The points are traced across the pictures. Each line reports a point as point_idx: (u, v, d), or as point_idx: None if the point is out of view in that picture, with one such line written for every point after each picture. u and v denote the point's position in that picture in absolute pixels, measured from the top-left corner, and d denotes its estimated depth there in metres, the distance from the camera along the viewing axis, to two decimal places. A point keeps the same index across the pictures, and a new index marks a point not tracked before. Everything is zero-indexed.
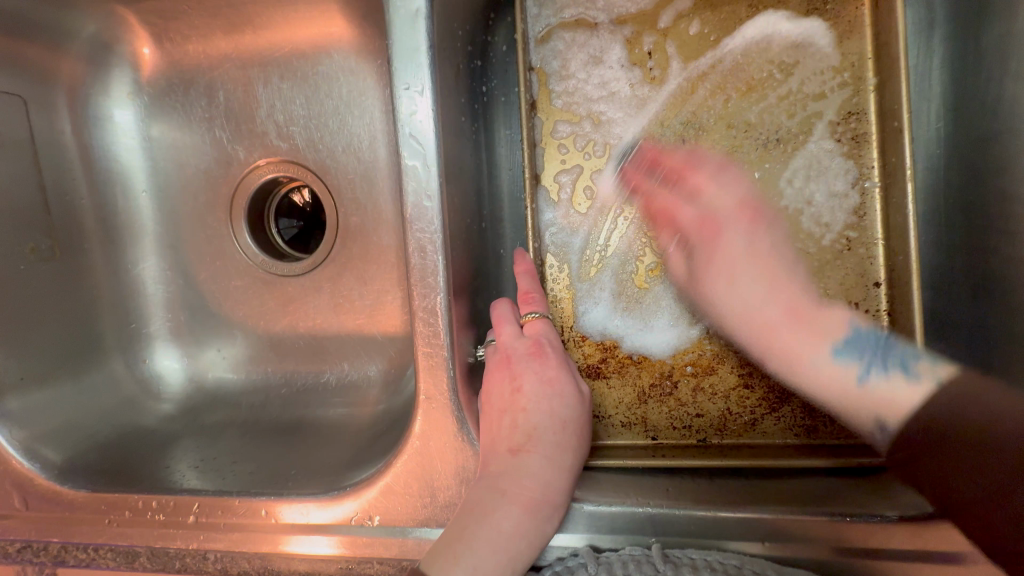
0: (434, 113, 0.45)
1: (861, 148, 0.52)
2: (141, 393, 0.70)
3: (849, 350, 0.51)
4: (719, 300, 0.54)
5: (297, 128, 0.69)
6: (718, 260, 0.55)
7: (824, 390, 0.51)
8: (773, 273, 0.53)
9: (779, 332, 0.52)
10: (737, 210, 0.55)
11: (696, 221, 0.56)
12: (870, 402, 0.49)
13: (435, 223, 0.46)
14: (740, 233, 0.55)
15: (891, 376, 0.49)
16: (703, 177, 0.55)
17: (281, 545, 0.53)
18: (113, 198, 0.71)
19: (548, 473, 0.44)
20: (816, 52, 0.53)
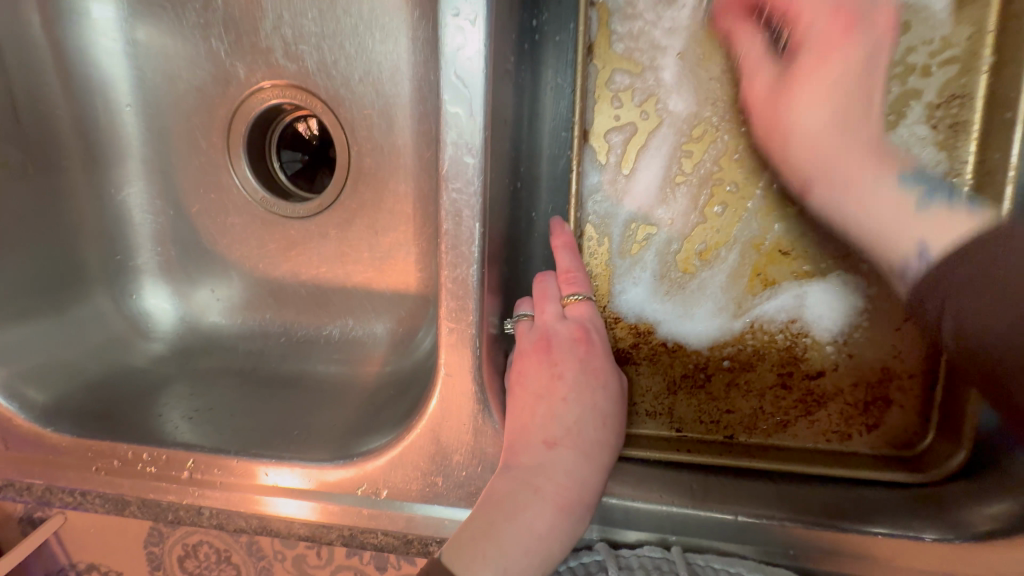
0: (485, 47, 0.38)
1: (958, 139, 0.46)
2: (129, 330, 0.65)
3: (917, 178, 0.43)
4: (799, 112, 0.45)
5: (308, 48, 0.59)
6: (821, 65, 0.44)
7: (867, 218, 0.44)
8: (850, 86, 0.44)
9: (840, 159, 0.44)
10: (831, 17, 0.44)
11: (824, 20, 0.44)
12: (918, 225, 0.42)
13: (475, 184, 0.40)
14: (860, 34, 0.43)
15: (952, 202, 0.42)
16: None
17: (257, 504, 0.50)
18: (94, 110, 0.62)
19: (582, 469, 0.41)
20: (930, 17, 0.45)
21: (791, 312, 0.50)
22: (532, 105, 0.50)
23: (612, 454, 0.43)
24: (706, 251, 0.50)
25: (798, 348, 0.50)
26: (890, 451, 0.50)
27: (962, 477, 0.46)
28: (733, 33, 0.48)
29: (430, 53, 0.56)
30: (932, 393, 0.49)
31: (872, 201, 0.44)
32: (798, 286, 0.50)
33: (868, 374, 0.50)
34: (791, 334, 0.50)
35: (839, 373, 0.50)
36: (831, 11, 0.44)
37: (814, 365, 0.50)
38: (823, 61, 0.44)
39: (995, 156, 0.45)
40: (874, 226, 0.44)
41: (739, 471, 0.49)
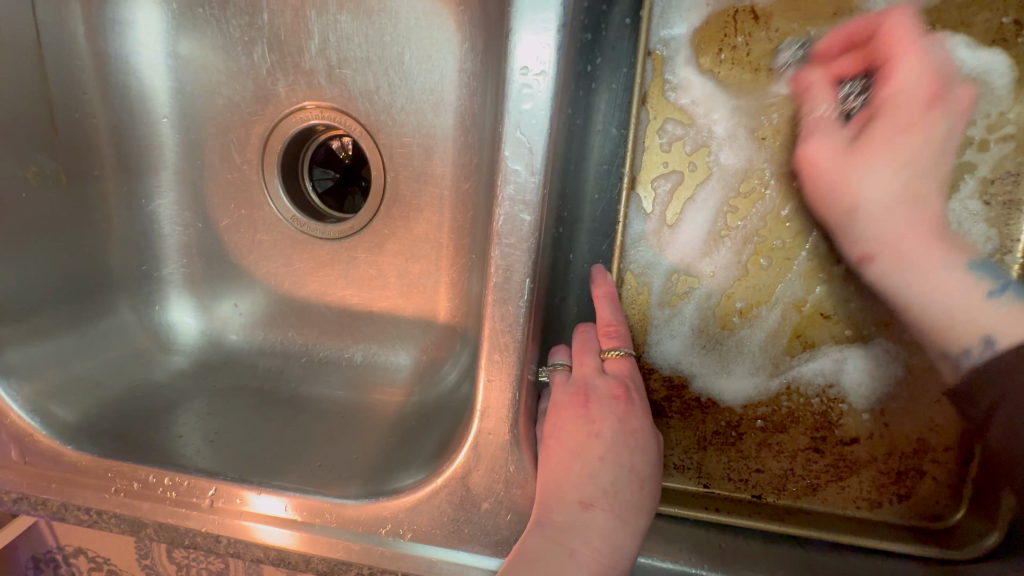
0: (550, 103, 0.38)
1: (1010, 216, 0.46)
2: (150, 343, 0.65)
3: (987, 269, 0.46)
4: (870, 192, 0.49)
5: (352, 72, 0.59)
6: (895, 140, 0.48)
7: (936, 296, 0.48)
8: (922, 159, 0.47)
9: (907, 244, 0.48)
10: (930, 87, 0.46)
11: (914, 89, 0.46)
12: (996, 322, 0.46)
13: (528, 240, 0.40)
14: (939, 114, 0.46)
15: (1005, 293, 0.46)
16: (900, 71, 0.46)
17: (249, 531, 0.50)
18: (130, 120, 0.61)
19: (616, 533, 0.41)
20: (988, 93, 0.45)
21: (828, 377, 0.49)
22: (582, 145, 0.49)
23: (647, 516, 0.43)
24: (747, 309, 0.50)
25: (833, 414, 0.50)
26: (920, 522, 0.49)
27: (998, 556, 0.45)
28: (809, 94, 0.48)
29: (477, 87, 0.56)
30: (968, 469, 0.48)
31: (940, 285, 0.47)
32: (838, 350, 0.49)
33: (902, 444, 0.49)
34: (827, 400, 0.50)
35: (874, 441, 0.49)
36: (922, 86, 0.46)
37: (849, 432, 0.50)
38: (896, 137, 0.48)
39: None
40: (946, 310, 0.47)
41: (767, 534, 0.49)
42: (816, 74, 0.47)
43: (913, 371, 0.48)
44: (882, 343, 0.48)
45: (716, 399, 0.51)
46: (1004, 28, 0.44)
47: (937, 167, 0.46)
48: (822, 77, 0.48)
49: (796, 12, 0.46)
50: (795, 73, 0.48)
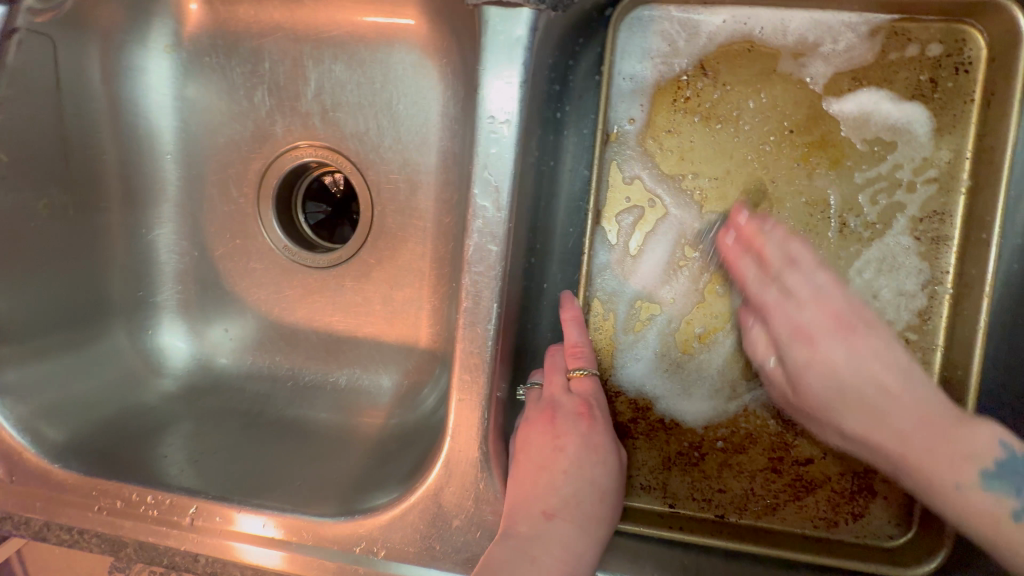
0: (515, 148, 0.43)
1: (939, 250, 0.50)
2: (141, 366, 0.67)
3: (1001, 475, 0.44)
4: (819, 385, 0.49)
5: (344, 114, 0.64)
6: (813, 349, 0.49)
7: (922, 479, 0.45)
8: (862, 349, 0.48)
9: (882, 441, 0.47)
10: (830, 290, 0.49)
11: (816, 292, 0.49)
12: (983, 504, 0.44)
13: (496, 268, 0.44)
14: (854, 320, 0.49)
15: (1020, 493, 0.44)
16: (777, 239, 0.50)
17: (234, 553, 0.51)
18: (137, 156, 0.66)
19: (578, 543, 0.44)
20: (913, 140, 0.50)
21: None
22: (552, 185, 0.53)
23: (606, 526, 0.46)
24: (705, 334, 0.53)
25: (789, 435, 0.52)
26: (875, 540, 0.51)
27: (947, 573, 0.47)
28: (733, 266, 0.51)
29: (458, 130, 0.61)
30: None
31: (915, 453, 0.45)
32: None
33: (855, 464, 0.52)
34: (782, 421, 0.52)
35: (827, 461, 0.52)
36: (817, 290, 0.49)
37: (804, 452, 0.52)
38: (814, 318, 0.49)
39: (973, 270, 0.49)
40: (914, 467, 0.45)
41: (728, 552, 0.51)
42: (727, 236, 0.51)
43: None
44: None
45: (679, 420, 0.54)
46: (921, 84, 0.50)
47: (872, 205, 0.51)
48: (758, 252, 0.50)
49: (741, 69, 0.52)
50: (708, 230, 0.53)
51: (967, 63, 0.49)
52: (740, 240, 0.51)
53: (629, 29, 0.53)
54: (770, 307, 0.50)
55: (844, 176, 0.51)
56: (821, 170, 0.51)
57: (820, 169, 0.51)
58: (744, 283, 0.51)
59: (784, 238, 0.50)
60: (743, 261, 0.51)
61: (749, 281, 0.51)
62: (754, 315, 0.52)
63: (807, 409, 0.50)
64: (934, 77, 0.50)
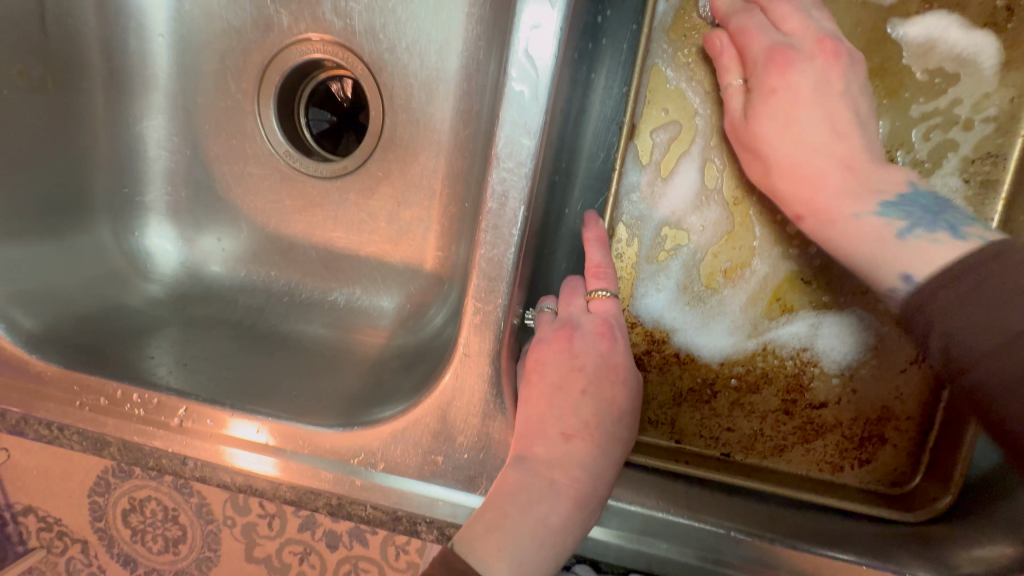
0: (559, 31, 0.39)
1: (986, 196, 0.48)
2: (126, 267, 0.63)
3: (899, 207, 0.43)
4: (772, 142, 0.46)
5: (358, 7, 0.58)
6: (782, 77, 0.46)
7: (859, 248, 0.44)
8: (840, 92, 0.45)
9: (824, 199, 0.45)
10: (812, 45, 0.45)
11: (810, 43, 0.46)
12: (903, 256, 0.41)
13: (526, 167, 0.41)
14: (843, 67, 0.45)
15: (937, 232, 0.41)
16: (789, 8, 0.46)
17: (225, 456, 0.50)
18: (124, 35, 0.60)
19: (595, 462, 0.44)
20: (977, 74, 0.46)
21: (802, 341, 0.51)
22: (583, 99, 0.50)
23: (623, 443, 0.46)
24: (731, 269, 0.51)
25: (805, 377, 0.51)
26: (878, 486, 0.51)
27: (946, 518, 0.48)
28: (743, 32, 0.46)
29: (484, 32, 0.56)
30: (926, 437, 0.50)
31: (853, 232, 0.44)
32: (814, 316, 0.50)
33: (868, 410, 0.50)
34: (800, 362, 0.51)
35: (842, 406, 0.51)
36: (809, 39, 0.46)
37: (818, 396, 0.51)
38: (803, 71, 0.45)
39: (1022, 217, 0.47)
40: (865, 259, 0.43)
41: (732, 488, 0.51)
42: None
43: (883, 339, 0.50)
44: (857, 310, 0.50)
45: (696, 356, 0.52)
46: (996, 12, 0.46)
47: (924, 142, 0.47)
48: None
49: None
50: (711, 3, 0.49)
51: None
52: (745, 2, 0.48)
53: None
54: (767, 63, 0.46)
55: (899, 107, 0.47)
56: (876, 99, 0.47)
57: (875, 96, 0.47)
58: (745, 59, 0.47)
59: (800, 4, 0.47)
60: (740, 12, 0.47)
61: (750, 56, 0.46)
62: (741, 76, 0.47)
63: (768, 179, 0.47)
64: (1011, 5, 0.45)
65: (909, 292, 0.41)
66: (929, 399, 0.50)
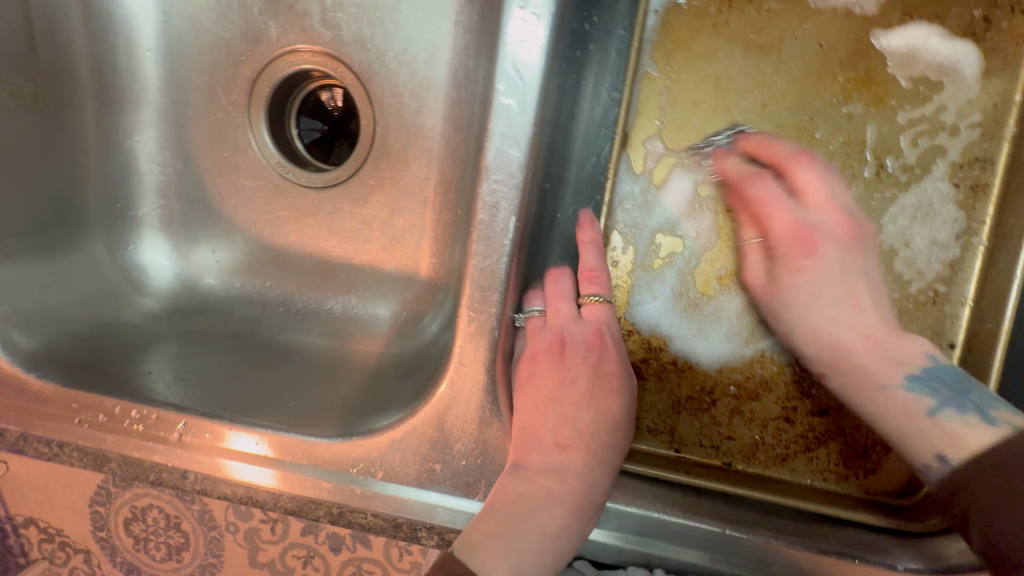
0: (546, 43, 0.39)
1: (976, 200, 0.48)
2: (121, 282, 0.63)
3: (924, 384, 0.45)
4: (798, 315, 0.49)
5: (346, 17, 0.59)
6: (807, 258, 0.49)
7: (882, 417, 0.46)
8: (854, 229, 0.48)
9: (859, 354, 0.47)
10: (838, 227, 0.48)
11: (828, 210, 0.48)
12: (937, 437, 0.44)
13: (516, 178, 0.41)
14: (853, 231, 0.48)
15: (965, 416, 0.44)
16: (809, 177, 0.48)
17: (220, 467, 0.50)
18: (112, 49, 0.60)
19: (589, 471, 0.45)
20: (959, 81, 0.47)
21: None
22: (572, 107, 0.50)
23: (616, 452, 0.46)
24: (725, 276, 0.52)
25: (805, 384, 0.51)
26: (886, 496, 0.51)
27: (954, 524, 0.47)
28: (753, 182, 0.50)
29: (472, 40, 0.56)
30: None
31: (891, 409, 0.46)
32: None
33: None
34: (800, 369, 0.51)
35: (842, 413, 0.51)
36: (820, 190, 0.48)
37: (818, 403, 0.51)
38: (818, 212, 0.48)
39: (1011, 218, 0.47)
40: (895, 429, 0.46)
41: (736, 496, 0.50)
42: (728, 161, 0.50)
43: None
44: None
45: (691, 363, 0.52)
46: (974, 22, 0.47)
47: (912, 148, 0.48)
48: (787, 155, 0.48)
49: None
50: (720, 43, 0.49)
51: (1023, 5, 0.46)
52: (760, 165, 0.50)
53: None
54: (791, 243, 0.50)
55: (886, 114, 0.48)
56: (863, 107, 0.48)
57: (861, 105, 0.48)
58: (767, 230, 0.50)
59: (841, 89, 0.48)
60: (752, 180, 0.50)
61: (773, 233, 0.50)
62: (756, 235, 0.50)
63: (793, 343, 0.50)
64: (988, 15, 0.47)
65: (943, 472, 0.43)
66: None
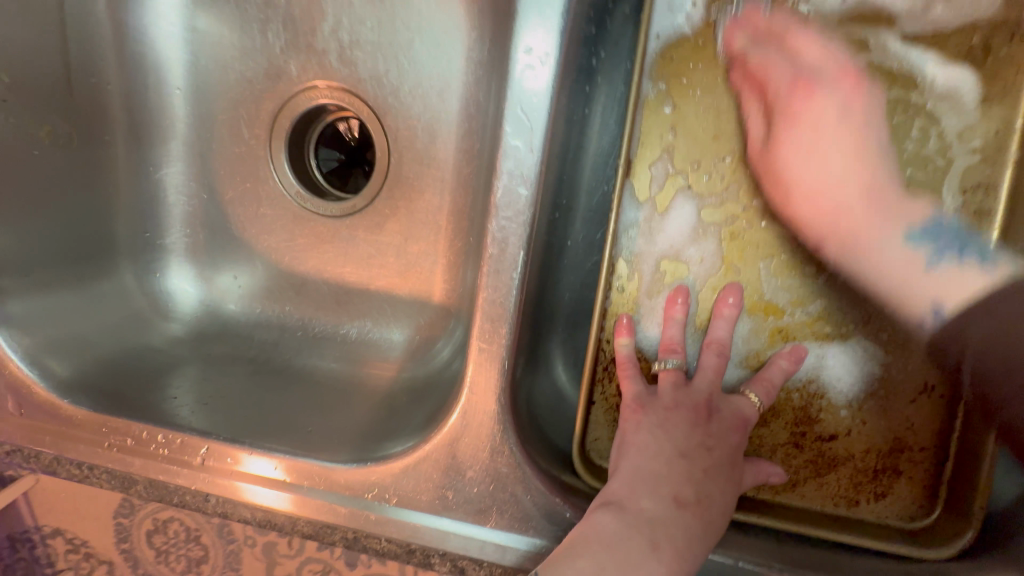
0: (550, 85, 0.42)
1: (981, 226, 0.48)
2: (149, 308, 0.66)
3: (925, 236, 0.46)
4: (796, 168, 0.49)
5: (362, 55, 0.61)
6: (810, 103, 0.48)
7: (882, 275, 0.47)
8: (869, 139, 0.47)
9: (851, 219, 0.47)
10: (837, 75, 0.48)
11: (786, 83, 0.49)
12: (933, 284, 0.44)
13: (524, 214, 0.43)
14: (863, 95, 0.48)
15: (962, 262, 0.45)
16: (808, 38, 0.48)
17: (236, 490, 0.52)
18: (144, 90, 0.64)
19: (710, 478, 0.45)
20: (959, 107, 0.48)
21: (809, 372, 0.51)
22: (580, 137, 0.52)
23: (739, 471, 0.47)
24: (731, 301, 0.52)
25: (812, 409, 0.51)
26: (898, 522, 0.50)
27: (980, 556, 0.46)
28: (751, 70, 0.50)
29: (481, 74, 0.58)
30: (943, 469, 0.49)
31: (882, 258, 0.46)
32: (818, 347, 0.51)
33: (880, 442, 0.50)
34: (807, 395, 0.51)
35: (851, 438, 0.51)
36: (806, 74, 0.49)
37: (828, 428, 0.51)
38: (821, 103, 0.48)
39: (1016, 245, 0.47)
40: (891, 284, 0.46)
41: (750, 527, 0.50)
42: (735, 37, 0.50)
43: (889, 369, 0.50)
44: (860, 340, 0.50)
45: (757, 403, 0.49)
46: (973, 50, 0.47)
47: (913, 175, 0.48)
48: (783, 26, 0.49)
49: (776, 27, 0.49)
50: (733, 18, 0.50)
51: (1022, 31, 0.46)
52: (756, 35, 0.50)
53: None
54: (789, 96, 0.49)
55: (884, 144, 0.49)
56: None
57: None
58: (766, 93, 0.50)
59: (816, 30, 0.49)
60: (756, 50, 0.50)
61: (770, 91, 0.50)
62: (762, 104, 0.50)
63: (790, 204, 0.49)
64: (987, 43, 0.47)
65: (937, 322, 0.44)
66: (943, 428, 0.49)
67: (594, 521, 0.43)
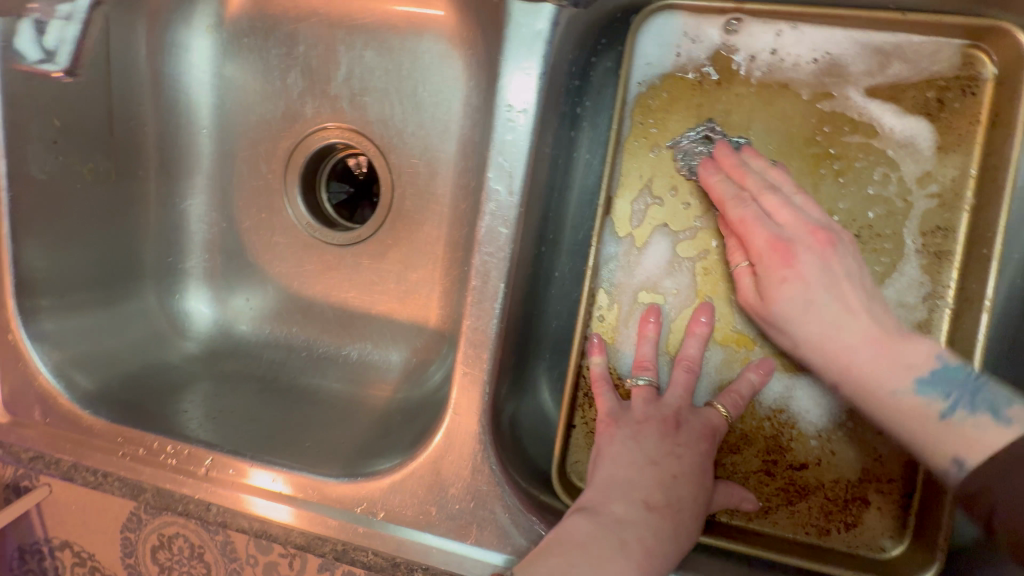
0: (529, 136, 0.47)
1: (941, 265, 0.51)
2: (167, 328, 0.71)
3: (934, 386, 0.45)
4: (791, 327, 0.49)
5: (370, 99, 0.67)
6: (786, 266, 0.48)
7: (902, 423, 0.45)
8: (849, 299, 0.47)
9: (849, 377, 0.47)
10: (809, 235, 0.48)
11: (768, 248, 0.49)
12: (952, 438, 0.43)
13: (505, 251, 0.48)
14: (835, 254, 0.48)
15: (975, 415, 0.43)
16: (777, 202, 0.49)
17: (241, 502, 0.55)
18: (175, 129, 0.70)
19: (680, 488, 0.48)
20: (916, 155, 0.51)
21: (780, 401, 0.53)
22: (565, 177, 0.56)
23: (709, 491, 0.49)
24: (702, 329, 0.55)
25: (783, 438, 0.53)
26: (867, 552, 0.51)
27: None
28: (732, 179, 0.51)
29: (477, 119, 0.64)
30: (910, 501, 0.51)
31: (893, 405, 0.45)
32: (787, 377, 0.53)
33: (849, 473, 0.52)
34: (778, 424, 0.53)
35: (821, 467, 0.52)
36: (801, 231, 0.48)
37: (798, 456, 0.53)
38: (805, 263, 0.48)
39: (975, 284, 0.50)
40: (918, 437, 0.45)
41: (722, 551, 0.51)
42: (712, 177, 0.52)
43: None
44: None
45: (725, 414, 0.52)
46: (928, 103, 0.51)
47: (875, 217, 0.51)
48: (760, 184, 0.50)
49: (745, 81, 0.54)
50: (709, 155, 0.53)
51: (973, 87, 0.50)
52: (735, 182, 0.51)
53: (648, 35, 0.55)
54: (769, 259, 0.49)
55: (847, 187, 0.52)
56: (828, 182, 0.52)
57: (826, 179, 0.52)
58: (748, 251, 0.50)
59: (784, 192, 0.50)
60: (735, 199, 0.50)
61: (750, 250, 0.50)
62: (748, 258, 0.51)
63: (799, 353, 0.49)
64: (941, 97, 0.51)
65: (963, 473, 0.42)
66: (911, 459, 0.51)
67: (569, 525, 0.45)
